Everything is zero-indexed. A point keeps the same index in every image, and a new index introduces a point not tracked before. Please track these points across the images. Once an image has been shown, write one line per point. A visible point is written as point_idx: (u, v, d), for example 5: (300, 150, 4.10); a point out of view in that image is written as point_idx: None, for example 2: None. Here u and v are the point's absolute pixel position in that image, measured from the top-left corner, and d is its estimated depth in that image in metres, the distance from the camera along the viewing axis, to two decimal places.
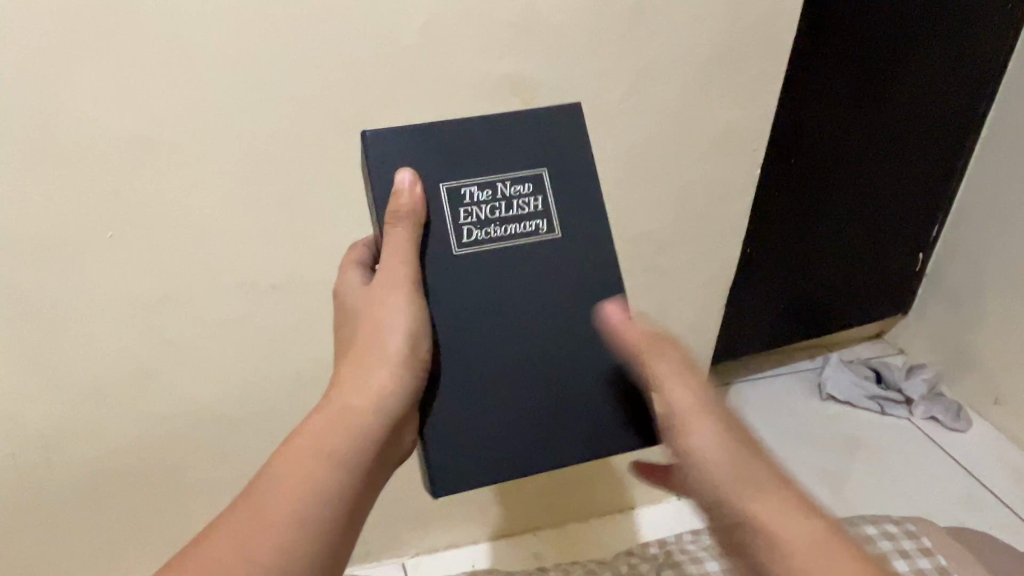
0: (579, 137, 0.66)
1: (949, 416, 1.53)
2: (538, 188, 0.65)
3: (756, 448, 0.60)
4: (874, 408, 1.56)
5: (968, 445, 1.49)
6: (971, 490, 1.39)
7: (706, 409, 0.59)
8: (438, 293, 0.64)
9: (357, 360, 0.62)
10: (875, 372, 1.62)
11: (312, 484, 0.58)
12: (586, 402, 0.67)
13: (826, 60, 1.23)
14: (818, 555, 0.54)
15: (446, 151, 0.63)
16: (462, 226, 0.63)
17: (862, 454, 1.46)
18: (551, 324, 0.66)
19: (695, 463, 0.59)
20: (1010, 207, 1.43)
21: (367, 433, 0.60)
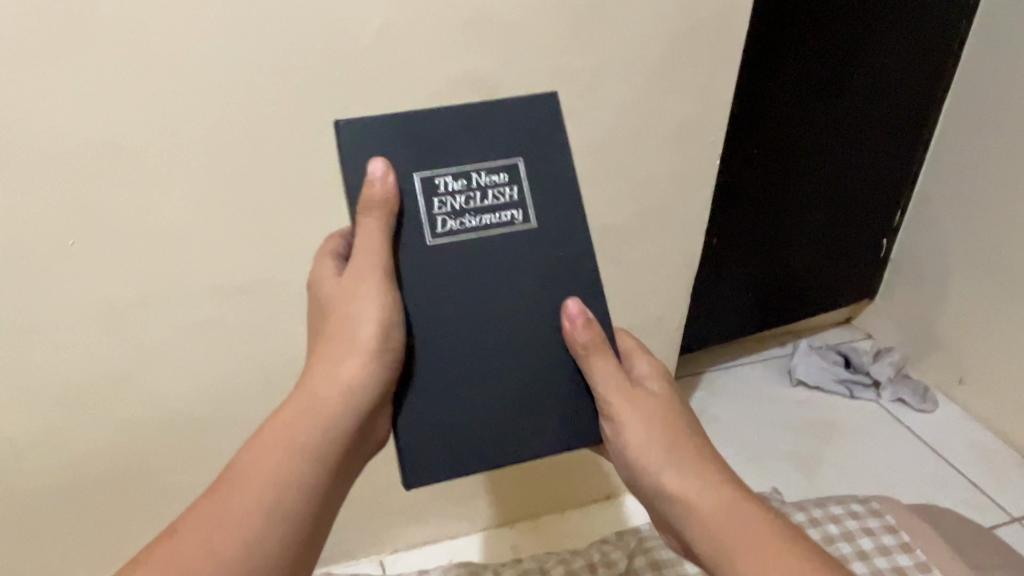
0: (556, 124, 0.64)
1: (915, 398, 1.56)
2: (514, 177, 0.63)
3: (676, 429, 0.64)
4: (842, 393, 1.58)
5: (932, 425, 1.52)
6: (938, 469, 1.43)
7: (630, 394, 0.64)
8: (413, 285, 0.63)
9: (329, 352, 0.62)
10: (844, 357, 1.65)
11: (283, 477, 0.59)
12: (565, 392, 0.65)
13: (782, 53, 1.25)
14: (732, 523, 0.60)
15: (419, 139, 0.62)
16: (436, 216, 0.62)
17: (829, 437, 1.49)
18: (528, 315, 0.64)
19: (620, 440, 0.64)
20: (968, 195, 1.46)
21: (337, 426, 0.61)
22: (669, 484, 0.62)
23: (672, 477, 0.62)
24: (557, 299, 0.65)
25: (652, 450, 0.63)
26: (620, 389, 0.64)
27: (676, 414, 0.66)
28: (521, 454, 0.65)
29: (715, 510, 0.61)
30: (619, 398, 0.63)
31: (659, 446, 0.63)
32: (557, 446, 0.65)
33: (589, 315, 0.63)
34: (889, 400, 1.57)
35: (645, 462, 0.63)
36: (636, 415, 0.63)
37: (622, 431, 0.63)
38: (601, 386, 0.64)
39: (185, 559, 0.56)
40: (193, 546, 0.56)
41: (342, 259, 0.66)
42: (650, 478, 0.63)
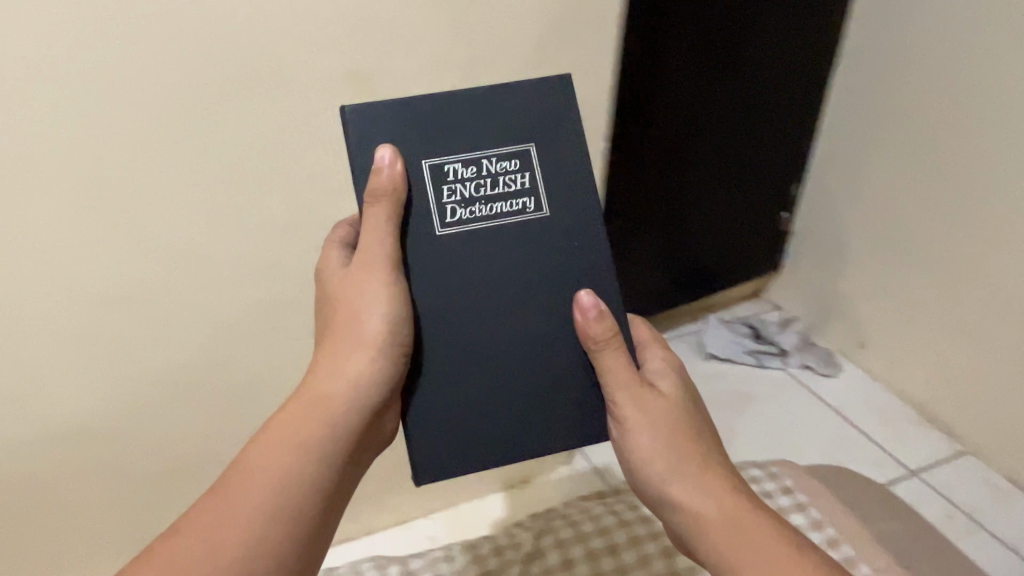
0: (567, 110, 0.63)
1: (822, 362, 1.52)
2: (526, 164, 0.61)
3: (691, 433, 0.59)
4: (751, 362, 1.53)
5: (839, 388, 1.47)
6: (847, 431, 1.38)
7: (642, 394, 0.59)
8: (420, 276, 0.60)
9: (336, 344, 0.58)
10: (752, 329, 1.59)
11: (288, 476, 0.54)
12: (576, 385, 0.62)
13: (667, 17, 1.17)
14: (737, 536, 0.55)
15: (429, 124, 0.60)
16: (445, 205, 0.60)
17: (742, 408, 1.43)
18: (541, 306, 0.61)
19: (627, 446, 0.59)
20: (868, 167, 1.41)
21: (346, 421, 0.57)
22: (675, 495, 0.57)
23: (676, 486, 0.57)
24: (566, 288, 0.62)
25: (661, 457, 0.58)
26: (631, 388, 0.59)
27: (689, 417, 0.60)
28: (532, 450, 0.61)
29: (723, 522, 0.55)
30: (628, 398, 0.59)
31: (665, 453, 0.58)
32: (570, 438, 0.62)
33: (601, 307, 0.60)
34: (797, 366, 1.52)
35: (651, 470, 0.58)
36: (644, 418, 0.58)
37: (629, 434, 0.59)
38: (611, 384, 0.59)
39: (184, 561, 0.50)
40: (196, 549, 0.51)
41: (350, 251, 0.63)
42: (653, 486, 0.58)
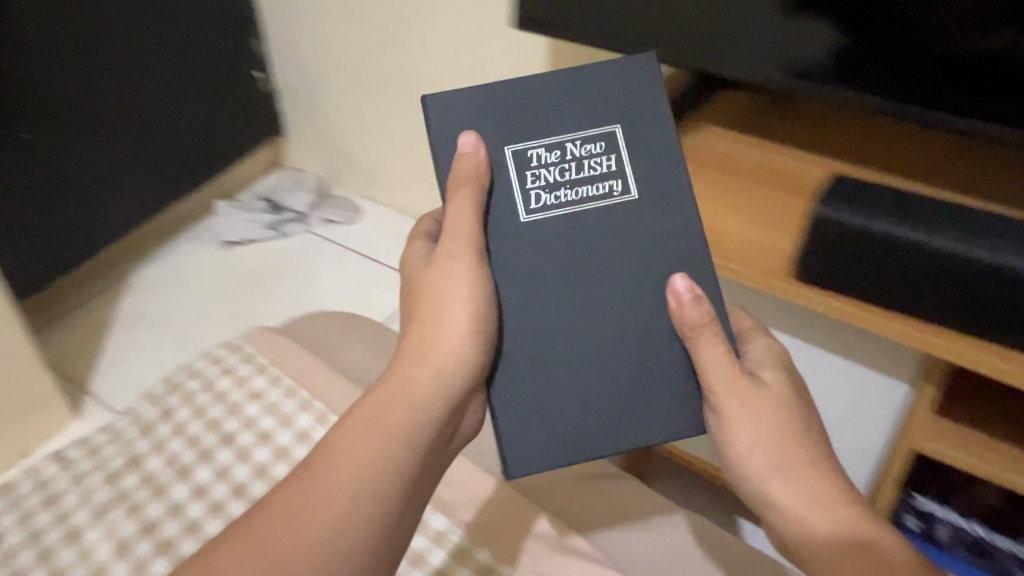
0: (653, 89, 0.60)
1: (338, 214, 1.58)
2: (612, 146, 0.59)
3: (799, 428, 0.54)
4: (274, 237, 1.55)
5: (251, 269, 1.49)
6: (215, 316, 1.40)
7: (745, 385, 0.55)
8: (507, 265, 0.58)
9: (419, 334, 0.57)
10: (269, 202, 1.61)
11: (371, 459, 0.53)
12: (670, 376, 0.59)
13: None
14: (849, 546, 0.50)
15: (512, 109, 0.59)
16: (530, 190, 0.58)
17: (250, 296, 1.43)
18: (629, 293, 0.59)
19: (727, 441, 0.55)
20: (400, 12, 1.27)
21: (427, 411, 0.55)
22: (785, 500, 0.52)
23: (780, 487, 0.53)
24: (657, 274, 0.59)
25: (762, 454, 0.53)
26: (732, 380, 0.55)
27: (794, 411, 0.55)
28: (631, 444, 0.58)
29: (833, 532, 0.51)
30: (728, 390, 0.55)
31: (769, 452, 0.53)
32: (675, 434, 0.59)
33: (698, 292, 0.56)
34: (318, 222, 1.59)
35: (750, 467, 0.54)
36: (745, 413, 0.54)
37: (727, 429, 0.55)
38: (710, 374, 0.55)
39: (272, 539, 0.50)
40: (284, 531, 0.50)
41: (434, 242, 0.63)
42: (755, 487, 0.54)
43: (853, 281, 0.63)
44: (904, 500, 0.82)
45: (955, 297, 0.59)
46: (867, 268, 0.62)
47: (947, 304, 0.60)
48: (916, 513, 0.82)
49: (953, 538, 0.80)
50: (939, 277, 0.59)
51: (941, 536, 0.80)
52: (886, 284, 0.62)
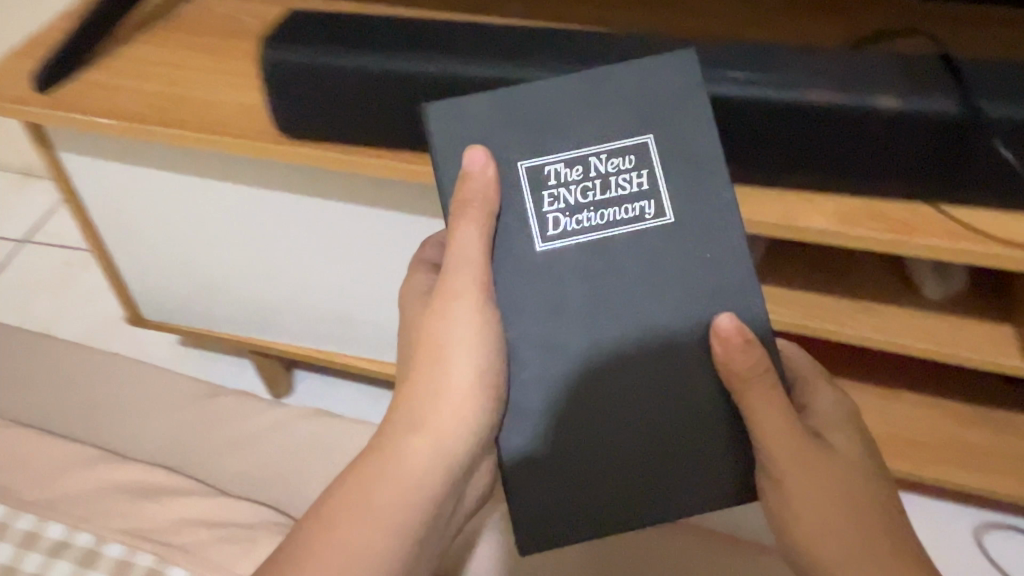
0: (691, 91, 0.50)
1: None
2: (644, 161, 0.50)
3: (869, 505, 0.44)
4: None
5: None
6: None
7: (805, 453, 0.44)
8: (524, 303, 0.49)
9: (412, 390, 0.49)
10: None
11: (359, 556, 0.45)
12: (710, 442, 0.48)
13: None
14: None
15: (525, 120, 0.50)
16: (547, 213, 0.50)
17: None
18: (658, 336, 0.48)
19: (784, 523, 0.45)
20: None
21: (425, 487, 0.47)
22: None
23: None
24: (693, 312, 0.48)
25: (830, 540, 0.43)
26: (794, 447, 0.44)
27: (862, 482, 0.45)
28: (673, 517, 0.49)
29: None
30: (786, 462, 0.44)
31: (834, 537, 0.43)
32: (723, 508, 0.49)
33: (747, 333, 0.45)
34: None
35: (815, 555, 0.44)
36: (805, 489, 0.44)
37: (786, 509, 0.44)
38: (766, 440, 0.44)
39: None
40: None
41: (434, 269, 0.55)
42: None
43: (365, 126, 0.67)
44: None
45: (750, 147, 0.61)
46: (373, 112, 0.65)
47: (760, 161, 0.62)
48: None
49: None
50: (740, 130, 0.59)
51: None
52: (395, 126, 0.66)
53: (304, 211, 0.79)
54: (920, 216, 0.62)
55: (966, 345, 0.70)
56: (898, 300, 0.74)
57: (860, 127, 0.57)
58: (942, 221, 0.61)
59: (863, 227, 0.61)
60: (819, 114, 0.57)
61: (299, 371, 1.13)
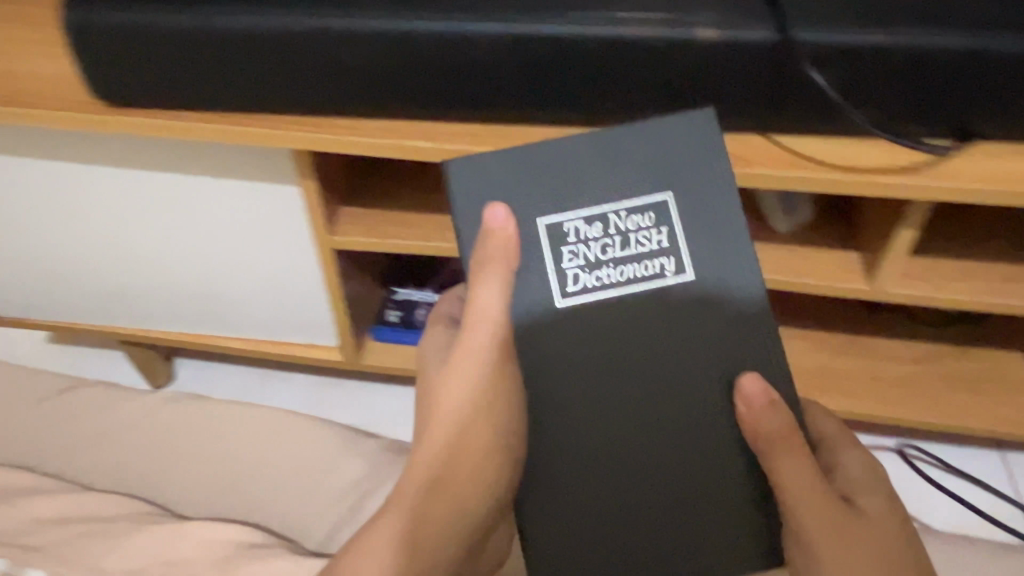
0: (709, 148, 0.50)
1: None
2: (663, 217, 0.50)
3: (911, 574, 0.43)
4: None
5: None
6: None
7: (835, 520, 0.44)
8: (550, 364, 0.49)
9: (426, 418, 0.52)
10: None
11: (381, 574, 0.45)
12: (724, 498, 0.48)
13: None
14: None
15: (546, 177, 0.51)
16: (567, 270, 0.50)
17: None
18: (679, 394, 0.49)
19: None
20: None
21: (437, 512, 0.49)
22: None
23: None
24: (710, 372, 0.49)
25: None
26: (825, 512, 0.44)
27: (902, 548, 0.44)
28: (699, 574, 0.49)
29: None
30: (817, 529, 0.43)
31: None
32: (743, 569, 0.49)
33: (771, 394, 0.45)
34: None
35: None
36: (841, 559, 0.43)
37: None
38: (794, 502, 0.44)
39: None
40: None
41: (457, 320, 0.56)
42: None
43: (228, 86, 0.62)
44: (387, 297, 0.93)
45: (470, 77, 0.59)
46: (195, 66, 0.60)
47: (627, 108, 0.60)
48: (394, 303, 0.92)
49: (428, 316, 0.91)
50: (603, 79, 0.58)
51: (419, 317, 0.91)
52: (217, 85, 0.62)
53: (174, 201, 0.75)
54: (741, 143, 0.61)
55: (825, 274, 0.70)
56: (753, 238, 0.74)
57: (622, 60, 0.57)
58: (781, 151, 0.60)
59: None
60: (666, 52, 0.56)
61: (178, 360, 1.09)
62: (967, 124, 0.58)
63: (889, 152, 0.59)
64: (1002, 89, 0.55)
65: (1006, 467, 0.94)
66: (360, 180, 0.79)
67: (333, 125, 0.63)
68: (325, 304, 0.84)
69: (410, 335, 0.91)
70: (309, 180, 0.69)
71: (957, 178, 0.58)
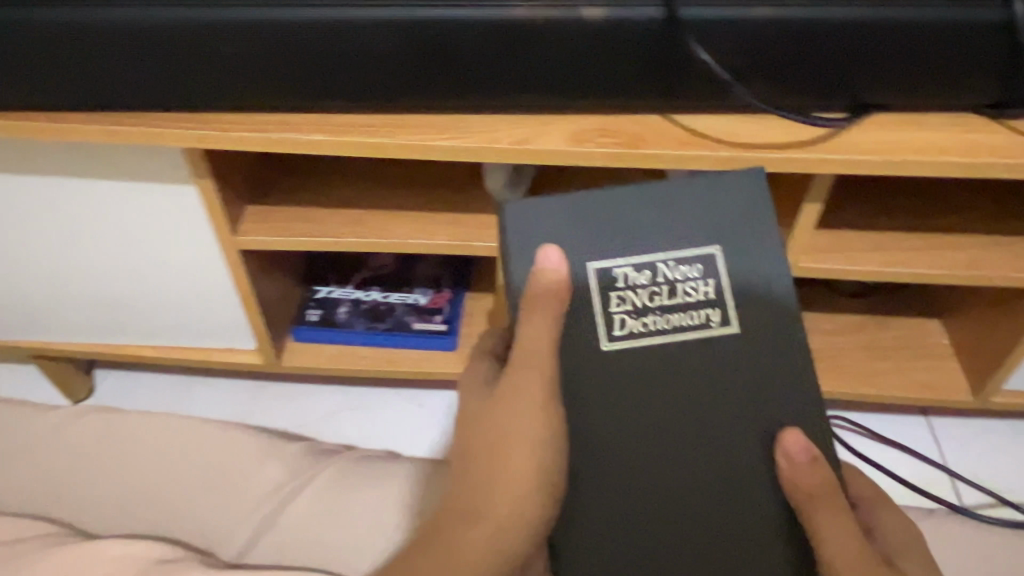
0: (757, 208, 0.52)
1: None
2: (711, 269, 0.51)
3: None
4: None
5: None
6: None
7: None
8: (597, 407, 0.50)
9: (472, 467, 0.50)
10: None
11: None
12: (761, 553, 0.49)
13: None
14: None
15: (597, 223, 0.52)
16: (614, 314, 0.51)
17: None
18: (720, 446, 0.50)
19: None
20: None
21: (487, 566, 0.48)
22: None
23: None
24: (749, 424, 0.50)
25: None
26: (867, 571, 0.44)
27: None
28: None
29: None
30: None
31: None
32: None
33: (813, 450, 0.46)
34: None
35: None
36: None
37: None
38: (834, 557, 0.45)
39: None
40: None
41: (499, 360, 0.56)
42: None
43: (116, 86, 0.59)
44: (308, 296, 0.93)
45: (359, 61, 0.57)
46: (75, 71, 0.58)
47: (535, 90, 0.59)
48: (315, 302, 0.92)
49: (350, 314, 0.91)
50: (502, 57, 0.56)
51: (339, 316, 0.91)
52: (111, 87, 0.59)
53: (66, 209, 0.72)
54: (645, 126, 0.62)
55: None
56: None
57: (505, 37, 0.55)
58: (684, 132, 0.61)
59: (592, 144, 0.60)
60: (562, 24, 0.54)
61: (100, 371, 1.05)
62: (862, 95, 0.58)
63: (786, 129, 0.61)
64: (903, 56, 0.55)
65: (931, 433, 0.95)
66: (265, 181, 0.78)
67: (219, 121, 0.62)
68: (238, 307, 0.82)
69: (329, 334, 0.90)
70: (204, 180, 0.68)
71: (872, 148, 0.59)
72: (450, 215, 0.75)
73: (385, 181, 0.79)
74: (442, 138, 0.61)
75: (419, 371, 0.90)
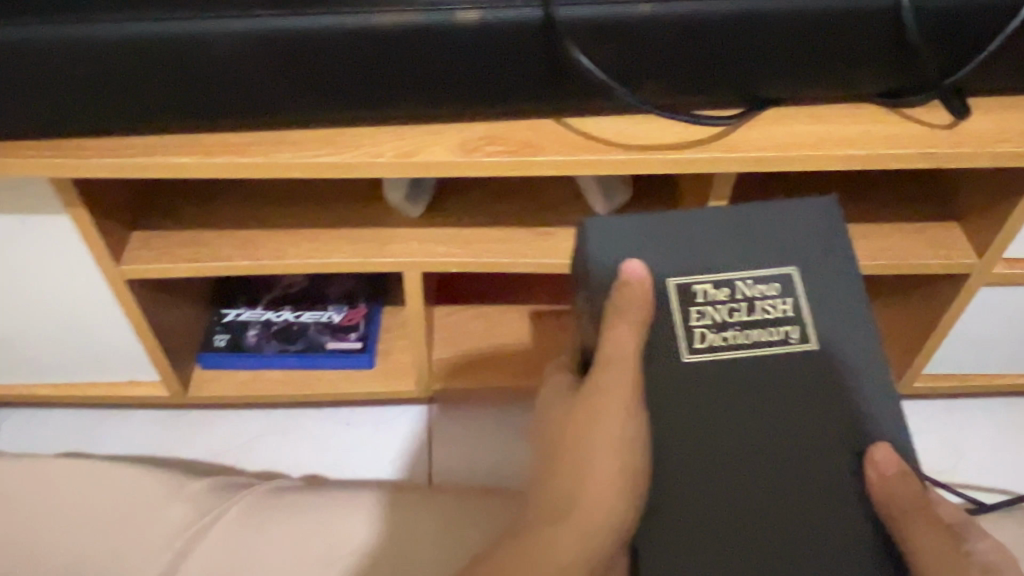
0: (831, 235, 0.54)
1: None
2: (789, 288, 0.53)
3: None
4: None
5: None
6: None
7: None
8: (684, 420, 0.51)
9: (559, 473, 0.51)
10: None
11: None
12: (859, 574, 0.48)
13: None
14: None
15: (676, 242, 0.54)
16: (693, 328, 0.52)
17: None
18: (805, 463, 0.50)
19: None
20: None
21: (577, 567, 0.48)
22: None
23: None
24: (833, 442, 0.51)
25: None
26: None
27: None
28: None
29: None
30: None
31: None
32: None
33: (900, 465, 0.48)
34: None
35: None
36: None
37: None
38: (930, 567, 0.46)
39: None
40: None
41: (574, 377, 0.57)
42: None
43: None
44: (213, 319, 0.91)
45: (222, 73, 0.56)
46: None
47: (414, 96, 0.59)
48: (222, 326, 0.90)
49: (259, 337, 0.89)
50: (387, 63, 0.56)
51: (248, 339, 0.89)
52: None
53: None
54: (539, 132, 0.63)
55: None
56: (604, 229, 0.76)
57: (377, 45, 0.55)
58: (573, 137, 0.63)
59: (482, 154, 0.61)
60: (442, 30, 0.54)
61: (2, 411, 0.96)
62: (757, 91, 0.61)
63: (683, 131, 0.62)
64: (799, 57, 0.57)
65: None
66: (147, 206, 0.76)
67: (96, 148, 0.61)
68: (131, 334, 0.80)
69: (242, 358, 0.89)
70: (76, 209, 0.66)
71: (791, 146, 0.61)
72: (359, 228, 0.74)
73: (278, 198, 0.77)
74: (328, 152, 0.61)
75: (363, 387, 0.89)
